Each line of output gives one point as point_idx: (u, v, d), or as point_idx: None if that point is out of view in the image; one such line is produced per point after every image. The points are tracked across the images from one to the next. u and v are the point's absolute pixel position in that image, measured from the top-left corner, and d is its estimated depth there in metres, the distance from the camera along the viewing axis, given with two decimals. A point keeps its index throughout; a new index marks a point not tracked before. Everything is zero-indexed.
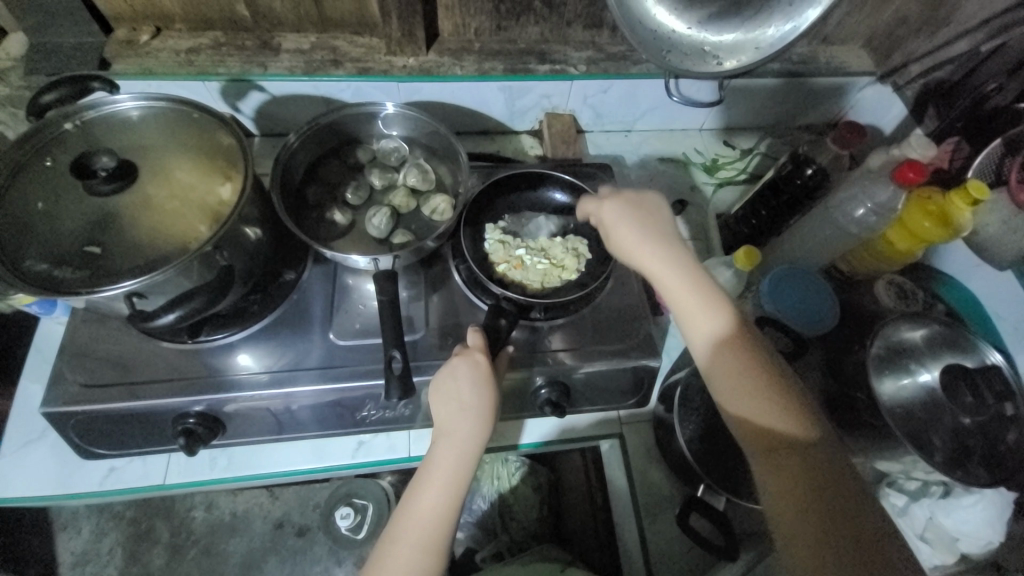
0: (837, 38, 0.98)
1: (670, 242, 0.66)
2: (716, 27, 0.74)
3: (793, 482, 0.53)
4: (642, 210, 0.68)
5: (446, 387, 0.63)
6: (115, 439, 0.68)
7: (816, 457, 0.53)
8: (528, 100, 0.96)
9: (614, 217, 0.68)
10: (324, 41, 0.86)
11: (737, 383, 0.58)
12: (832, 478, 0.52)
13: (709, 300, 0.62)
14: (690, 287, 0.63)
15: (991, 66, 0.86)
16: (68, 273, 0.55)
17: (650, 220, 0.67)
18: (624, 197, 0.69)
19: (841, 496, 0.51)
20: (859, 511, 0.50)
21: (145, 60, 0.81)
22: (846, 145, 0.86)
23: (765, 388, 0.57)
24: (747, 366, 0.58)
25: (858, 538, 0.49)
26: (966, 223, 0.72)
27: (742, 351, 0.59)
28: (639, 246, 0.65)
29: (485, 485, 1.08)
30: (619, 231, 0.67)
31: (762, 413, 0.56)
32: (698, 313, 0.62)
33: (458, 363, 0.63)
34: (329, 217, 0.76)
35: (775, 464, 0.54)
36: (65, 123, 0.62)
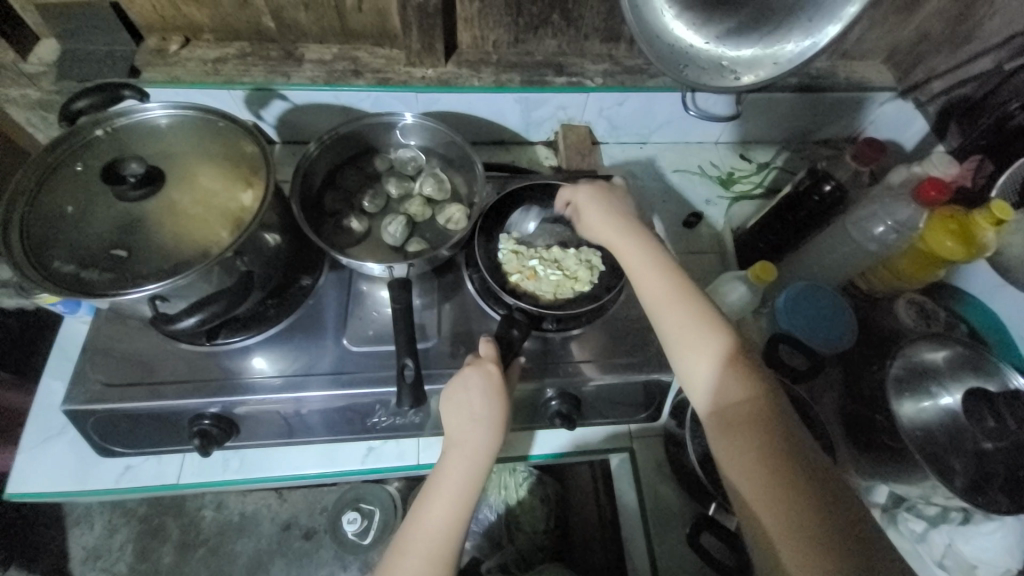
0: (857, 54, 0.98)
1: (634, 225, 0.72)
2: (734, 42, 0.75)
3: (744, 442, 0.56)
4: (609, 196, 0.76)
5: (453, 392, 0.64)
6: (132, 437, 0.70)
7: (765, 417, 0.57)
8: (545, 111, 0.97)
9: (585, 200, 0.75)
10: (345, 52, 0.89)
11: (696, 354, 0.62)
12: (781, 437, 0.55)
13: (677, 283, 0.66)
14: (654, 267, 0.68)
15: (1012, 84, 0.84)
16: (95, 275, 0.56)
17: (616, 205, 0.74)
18: (594, 184, 0.77)
19: (790, 453, 0.55)
20: (807, 468, 0.54)
21: (174, 69, 0.84)
22: (866, 162, 0.84)
23: (722, 359, 0.61)
24: (707, 340, 0.62)
25: (804, 492, 0.52)
26: (991, 243, 0.71)
27: (702, 324, 0.63)
28: (607, 228, 0.72)
29: (491, 495, 1.06)
30: (589, 213, 0.74)
31: (720, 382, 0.60)
32: (672, 303, 0.65)
33: (470, 372, 0.63)
34: (347, 225, 0.78)
35: (729, 428, 0.57)
36: (96, 129, 0.64)
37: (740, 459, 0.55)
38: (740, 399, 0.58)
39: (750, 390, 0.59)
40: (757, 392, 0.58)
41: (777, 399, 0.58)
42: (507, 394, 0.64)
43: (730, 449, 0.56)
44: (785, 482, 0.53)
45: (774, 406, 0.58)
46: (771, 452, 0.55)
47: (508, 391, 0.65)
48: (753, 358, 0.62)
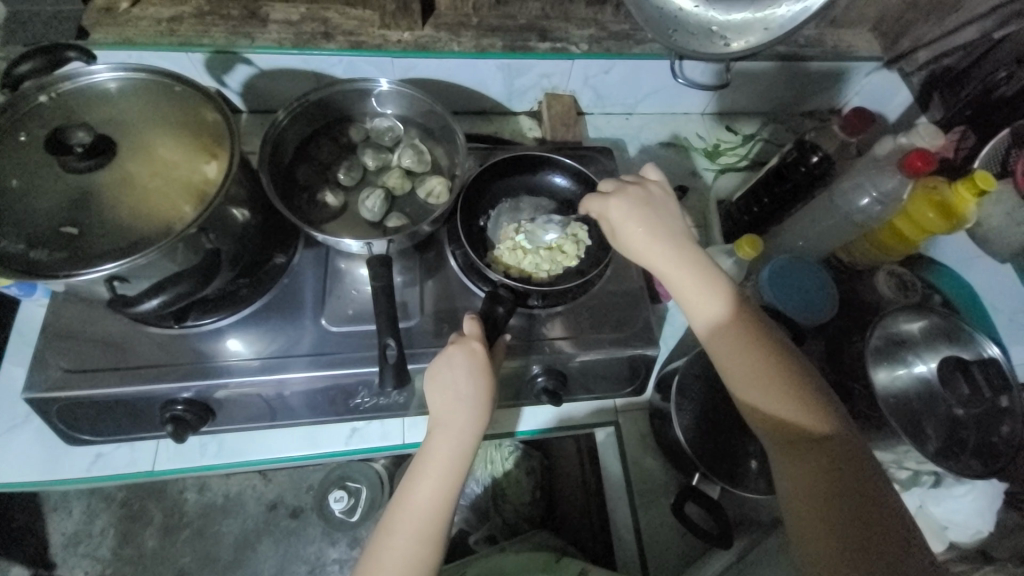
0: (843, 22, 0.95)
1: (678, 237, 0.63)
2: (724, 5, 0.71)
3: (811, 477, 0.52)
4: (647, 204, 0.65)
5: (441, 377, 0.62)
6: (101, 425, 0.67)
7: (832, 449, 0.53)
8: (528, 80, 0.93)
9: (621, 215, 0.64)
10: (314, 13, 0.82)
11: (754, 380, 0.57)
12: (853, 473, 0.51)
13: (717, 293, 0.60)
14: (700, 282, 0.61)
15: (996, 55, 0.87)
16: (45, 255, 0.52)
17: (658, 216, 0.64)
18: (629, 191, 0.65)
19: (862, 489, 0.51)
20: (877, 503, 0.50)
21: (125, 29, 0.77)
22: (853, 132, 0.85)
23: (784, 386, 0.56)
24: (764, 365, 0.57)
25: (875, 533, 0.48)
26: (972, 215, 0.72)
27: (756, 345, 0.58)
28: (648, 245, 0.63)
29: (478, 469, 1.08)
30: (627, 228, 0.64)
31: (781, 412, 0.56)
32: (706, 304, 0.60)
33: (456, 352, 0.62)
34: (321, 199, 0.74)
35: (793, 463, 0.54)
36: (40, 95, 0.58)
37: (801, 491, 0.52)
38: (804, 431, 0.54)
39: (815, 418, 0.55)
40: (824, 422, 0.54)
41: (846, 429, 0.54)
42: (492, 373, 0.62)
43: (794, 484, 0.53)
44: (858, 525, 0.49)
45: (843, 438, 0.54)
46: (843, 490, 0.51)
47: (494, 370, 0.63)
48: (811, 380, 0.57)
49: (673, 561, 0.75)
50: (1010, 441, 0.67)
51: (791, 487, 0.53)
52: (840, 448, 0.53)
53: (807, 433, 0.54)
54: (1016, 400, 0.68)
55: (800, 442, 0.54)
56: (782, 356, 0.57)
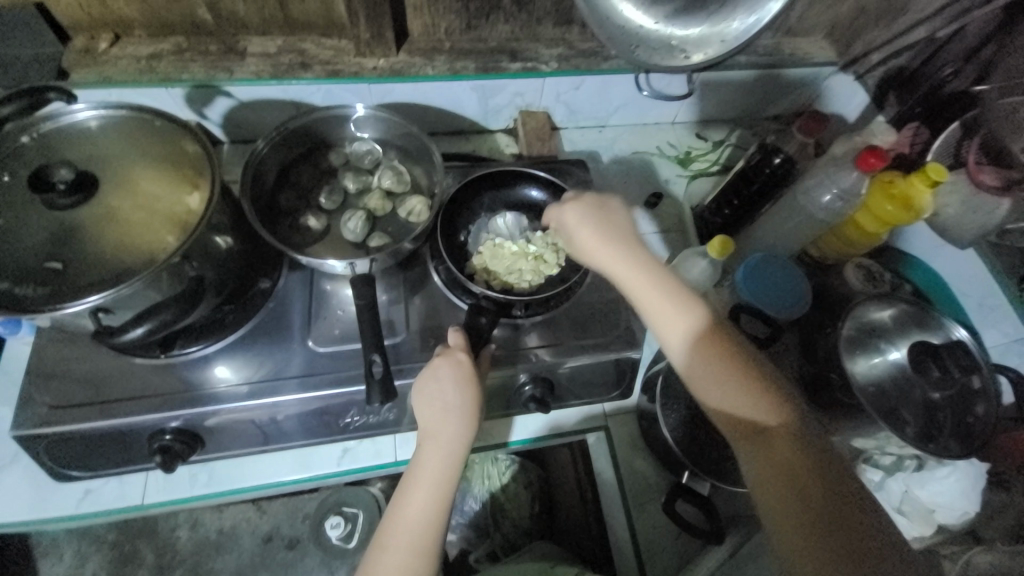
0: (799, 31, 1.00)
1: (632, 243, 0.67)
2: (682, 22, 0.76)
3: (776, 471, 0.54)
4: (601, 214, 0.69)
5: (427, 390, 0.63)
6: (91, 460, 0.66)
7: (796, 438, 0.56)
8: (502, 99, 0.96)
9: (576, 223, 0.69)
10: (291, 44, 0.85)
11: (716, 376, 0.59)
12: (817, 458, 0.54)
13: (676, 293, 0.64)
14: (659, 281, 0.64)
15: (949, 50, 0.89)
16: (30, 290, 0.52)
17: (611, 225, 0.69)
18: (584, 202, 0.70)
19: (828, 474, 0.53)
20: (841, 486, 0.52)
21: (106, 68, 0.79)
22: (810, 134, 0.88)
23: (744, 380, 0.59)
24: (721, 360, 0.60)
25: (842, 515, 0.51)
26: (927, 205, 0.74)
27: (715, 342, 0.61)
28: (607, 257, 0.67)
29: (475, 485, 1.08)
30: (581, 237, 0.68)
31: (744, 405, 0.58)
32: (666, 303, 0.63)
33: (442, 363, 0.63)
34: (304, 223, 0.75)
35: (761, 455, 0.56)
36: (22, 135, 0.60)
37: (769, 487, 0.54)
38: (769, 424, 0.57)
39: (776, 411, 0.57)
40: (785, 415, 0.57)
41: (804, 419, 0.57)
42: (477, 382, 0.64)
43: (763, 476, 0.55)
44: (826, 508, 0.51)
45: (805, 427, 0.57)
46: (810, 476, 0.53)
47: (480, 379, 0.65)
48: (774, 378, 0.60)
49: (671, 562, 0.75)
50: (985, 421, 0.69)
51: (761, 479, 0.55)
52: (801, 437, 0.56)
53: (770, 423, 0.57)
54: (987, 380, 0.71)
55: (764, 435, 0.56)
56: (740, 350, 0.61)
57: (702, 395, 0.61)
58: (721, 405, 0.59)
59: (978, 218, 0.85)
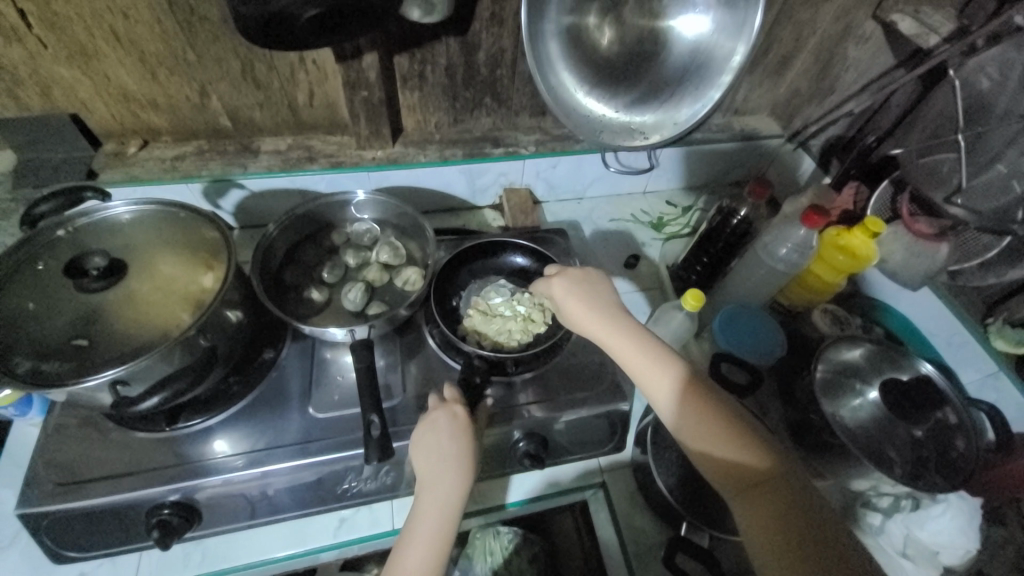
0: (745, 109, 1.15)
1: (613, 309, 0.73)
2: (640, 109, 0.90)
3: (766, 519, 0.55)
4: (586, 281, 0.77)
5: (423, 443, 0.66)
6: (86, 539, 0.66)
7: (781, 485, 0.56)
8: (488, 178, 1.07)
9: (563, 292, 0.76)
10: (298, 142, 0.97)
11: (701, 429, 0.61)
12: (805, 503, 0.54)
13: (655, 351, 0.68)
14: (637, 341, 0.69)
15: (878, 122, 1.02)
16: (55, 366, 0.57)
17: (593, 293, 0.75)
18: (570, 273, 0.78)
19: (818, 520, 0.53)
20: (833, 534, 0.52)
21: (133, 168, 0.89)
22: (760, 197, 0.94)
23: (727, 429, 0.61)
24: (704, 412, 0.62)
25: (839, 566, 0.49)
26: (873, 254, 0.84)
27: (696, 395, 0.64)
28: (591, 321, 0.73)
29: (477, 564, 1.01)
30: (567, 306, 0.75)
31: (729, 455, 0.59)
32: (645, 361, 0.68)
33: (439, 414, 0.67)
34: (307, 295, 0.82)
35: (750, 503, 0.56)
36: (58, 229, 0.67)
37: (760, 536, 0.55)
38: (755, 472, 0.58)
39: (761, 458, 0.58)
40: (770, 462, 0.58)
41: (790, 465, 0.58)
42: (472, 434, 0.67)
43: (754, 523, 0.55)
44: (822, 557, 0.50)
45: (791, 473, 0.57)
46: (802, 522, 0.53)
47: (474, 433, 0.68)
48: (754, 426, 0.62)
49: None
50: (968, 454, 0.71)
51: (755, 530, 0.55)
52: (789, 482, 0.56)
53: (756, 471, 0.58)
54: (962, 415, 0.74)
55: (751, 483, 0.57)
56: (721, 401, 0.63)
57: (690, 448, 0.62)
58: (706, 456, 0.61)
59: (923, 261, 0.91)
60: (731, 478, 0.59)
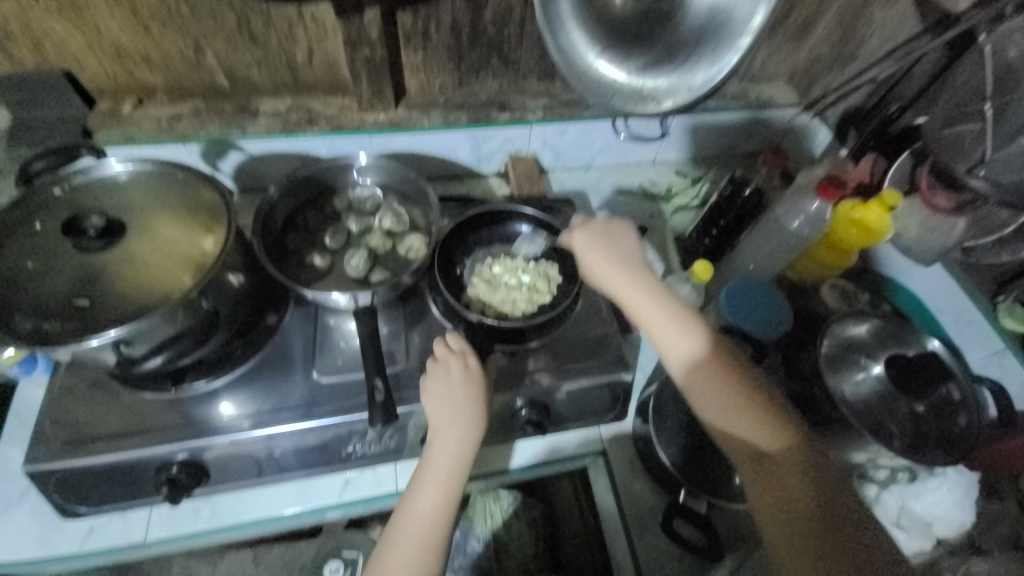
0: (762, 77, 1.09)
1: (636, 266, 0.72)
2: (653, 73, 0.86)
3: (772, 480, 0.58)
4: (607, 236, 0.75)
5: (438, 392, 0.66)
6: (97, 494, 0.68)
7: (786, 451, 0.59)
8: (493, 145, 1.04)
9: (585, 245, 0.74)
10: (300, 103, 0.93)
11: (713, 392, 0.62)
12: (808, 469, 0.58)
13: (676, 311, 0.67)
14: (657, 299, 0.68)
15: (900, 91, 0.97)
16: (57, 325, 0.56)
17: (614, 249, 0.74)
18: (591, 227, 0.75)
19: (816, 481, 0.57)
20: (830, 499, 0.56)
21: (128, 128, 0.86)
22: (773, 167, 0.97)
23: (741, 393, 0.62)
24: (719, 375, 0.63)
25: (831, 528, 0.54)
26: (887, 229, 0.81)
27: (713, 356, 0.64)
28: (610, 276, 0.71)
29: (478, 525, 1.05)
30: (589, 259, 0.73)
31: (738, 418, 0.61)
32: (663, 321, 0.67)
33: (454, 364, 0.68)
34: (310, 261, 0.81)
35: (756, 467, 0.59)
36: (53, 187, 0.65)
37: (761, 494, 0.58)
38: (762, 436, 0.60)
39: (769, 424, 0.60)
40: (776, 430, 0.60)
41: (796, 431, 0.61)
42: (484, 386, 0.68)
43: (760, 484, 0.58)
44: (818, 515, 0.55)
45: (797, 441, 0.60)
46: (802, 485, 0.57)
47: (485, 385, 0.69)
48: (765, 390, 0.63)
49: None
50: (969, 431, 0.71)
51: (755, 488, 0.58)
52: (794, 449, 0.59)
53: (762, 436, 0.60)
54: (965, 391, 0.74)
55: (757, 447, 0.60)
56: (736, 366, 0.64)
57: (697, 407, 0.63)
58: (715, 416, 0.62)
59: (938, 237, 0.89)
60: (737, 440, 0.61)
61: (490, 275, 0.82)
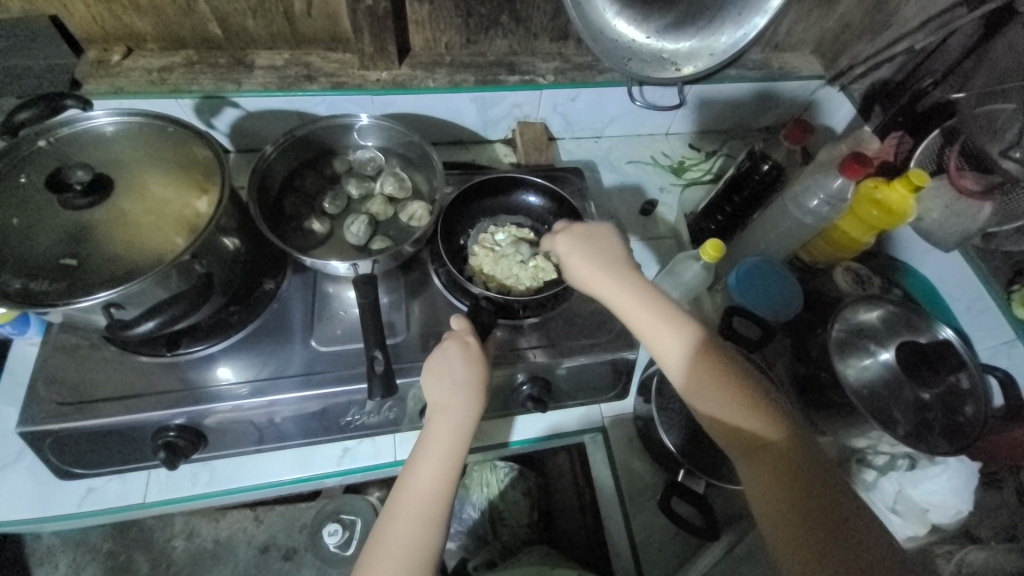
0: (786, 45, 1.04)
1: (622, 268, 0.68)
2: (673, 36, 0.83)
3: (775, 474, 0.55)
4: (591, 238, 0.71)
5: (436, 367, 0.65)
6: (94, 457, 0.67)
7: (790, 446, 0.56)
8: (500, 110, 0.99)
9: (567, 250, 0.71)
10: (297, 58, 0.88)
11: (712, 396, 0.59)
12: (819, 467, 0.54)
13: (665, 312, 0.64)
14: (644, 301, 0.65)
15: (932, 63, 0.92)
16: (44, 286, 0.54)
17: (601, 251, 0.70)
18: (574, 230, 0.72)
19: (821, 476, 0.54)
20: (840, 497, 0.52)
21: (117, 79, 0.82)
22: (796, 142, 0.89)
23: (740, 394, 0.59)
24: (716, 377, 0.60)
25: (843, 529, 0.50)
26: (911, 211, 0.77)
27: (709, 355, 0.62)
28: (596, 280, 0.68)
29: (474, 493, 1.09)
30: (573, 265, 0.69)
31: (736, 414, 0.58)
32: (654, 324, 0.64)
33: (451, 344, 0.66)
34: (308, 226, 0.78)
35: (758, 463, 0.56)
36: (38, 140, 0.62)
37: (762, 491, 0.55)
38: (768, 435, 0.57)
39: (771, 421, 0.58)
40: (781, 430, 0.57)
41: (801, 429, 0.58)
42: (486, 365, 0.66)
43: (763, 481, 0.55)
44: (825, 511, 0.51)
45: (804, 439, 0.57)
46: (811, 483, 0.53)
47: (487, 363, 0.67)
48: (764, 388, 0.60)
49: (670, 562, 0.75)
50: (975, 420, 0.70)
51: (760, 492, 0.55)
52: (801, 447, 0.56)
53: (765, 431, 0.57)
54: (976, 381, 0.72)
55: (763, 451, 0.56)
56: (733, 365, 0.61)
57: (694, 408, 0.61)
58: (712, 414, 0.60)
59: (962, 222, 0.86)
60: (737, 439, 0.58)
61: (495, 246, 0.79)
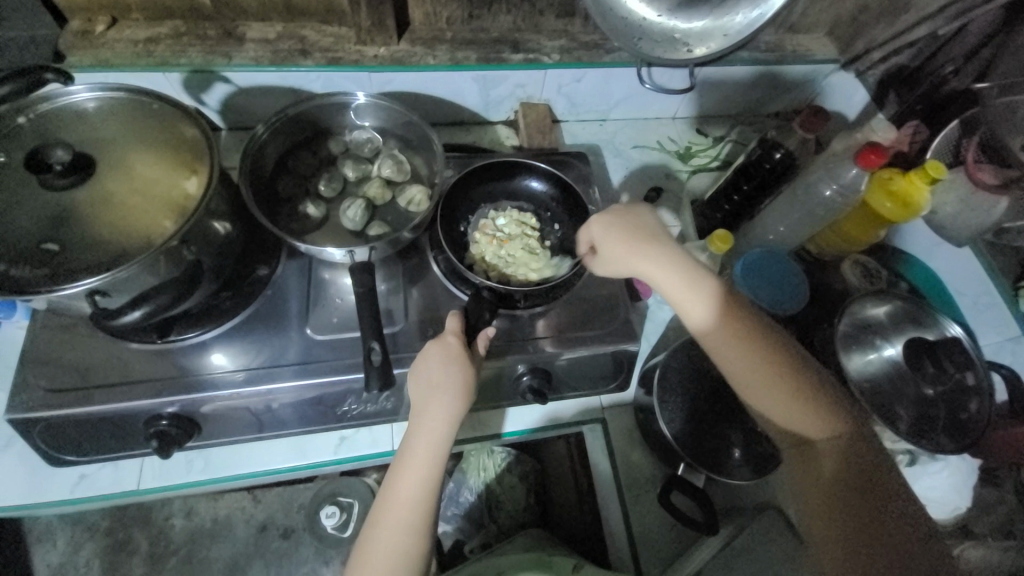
0: (801, 27, 0.99)
1: (672, 249, 0.65)
2: (686, 14, 0.79)
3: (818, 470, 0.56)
4: (630, 218, 0.68)
5: (419, 370, 0.64)
6: (85, 443, 0.66)
7: (834, 444, 0.56)
8: (503, 90, 0.95)
9: (608, 233, 0.67)
10: (290, 31, 0.84)
11: (762, 389, 0.58)
12: (853, 468, 0.55)
13: (716, 298, 0.62)
14: (692, 284, 0.62)
15: (950, 50, 0.88)
16: (25, 272, 0.52)
17: (642, 231, 0.67)
18: (614, 210, 0.69)
19: (862, 475, 0.55)
20: (876, 494, 0.54)
21: (102, 51, 0.78)
22: (811, 130, 0.85)
23: (788, 387, 0.58)
24: (765, 369, 0.58)
25: (880, 527, 0.52)
26: (926, 203, 0.75)
27: (758, 347, 0.59)
28: (642, 262, 0.65)
29: (472, 476, 1.10)
30: (616, 244, 0.66)
31: (783, 409, 0.58)
32: (704, 310, 0.62)
33: (432, 347, 0.64)
34: (302, 210, 0.75)
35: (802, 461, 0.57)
36: (18, 117, 0.59)
37: (804, 484, 0.57)
38: (810, 434, 0.57)
39: (821, 419, 0.57)
40: (829, 426, 0.57)
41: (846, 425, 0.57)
42: (469, 365, 0.63)
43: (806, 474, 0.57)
44: (860, 506, 0.53)
45: (849, 436, 0.57)
46: (831, 483, 0.55)
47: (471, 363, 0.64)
48: (812, 380, 0.59)
49: (668, 551, 0.76)
50: (979, 417, 0.70)
51: (803, 484, 0.57)
52: (844, 446, 0.56)
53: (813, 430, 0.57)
54: (981, 377, 0.72)
55: (808, 446, 0.57)
56: (781, 356, 0.59)
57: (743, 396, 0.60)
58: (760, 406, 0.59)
59: (976, 216, 0.85)
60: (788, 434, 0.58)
61: (497, 232, 0.77)
